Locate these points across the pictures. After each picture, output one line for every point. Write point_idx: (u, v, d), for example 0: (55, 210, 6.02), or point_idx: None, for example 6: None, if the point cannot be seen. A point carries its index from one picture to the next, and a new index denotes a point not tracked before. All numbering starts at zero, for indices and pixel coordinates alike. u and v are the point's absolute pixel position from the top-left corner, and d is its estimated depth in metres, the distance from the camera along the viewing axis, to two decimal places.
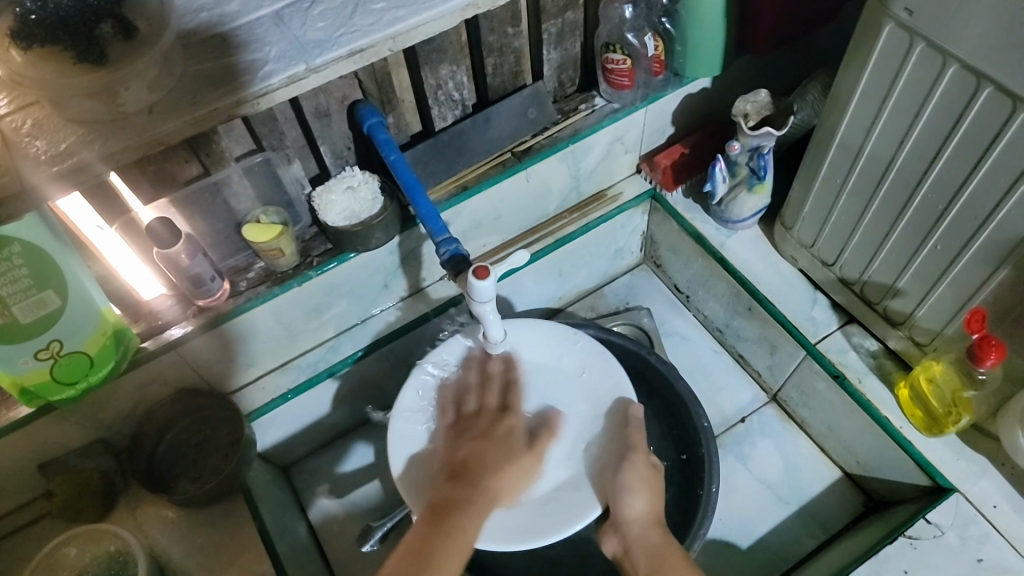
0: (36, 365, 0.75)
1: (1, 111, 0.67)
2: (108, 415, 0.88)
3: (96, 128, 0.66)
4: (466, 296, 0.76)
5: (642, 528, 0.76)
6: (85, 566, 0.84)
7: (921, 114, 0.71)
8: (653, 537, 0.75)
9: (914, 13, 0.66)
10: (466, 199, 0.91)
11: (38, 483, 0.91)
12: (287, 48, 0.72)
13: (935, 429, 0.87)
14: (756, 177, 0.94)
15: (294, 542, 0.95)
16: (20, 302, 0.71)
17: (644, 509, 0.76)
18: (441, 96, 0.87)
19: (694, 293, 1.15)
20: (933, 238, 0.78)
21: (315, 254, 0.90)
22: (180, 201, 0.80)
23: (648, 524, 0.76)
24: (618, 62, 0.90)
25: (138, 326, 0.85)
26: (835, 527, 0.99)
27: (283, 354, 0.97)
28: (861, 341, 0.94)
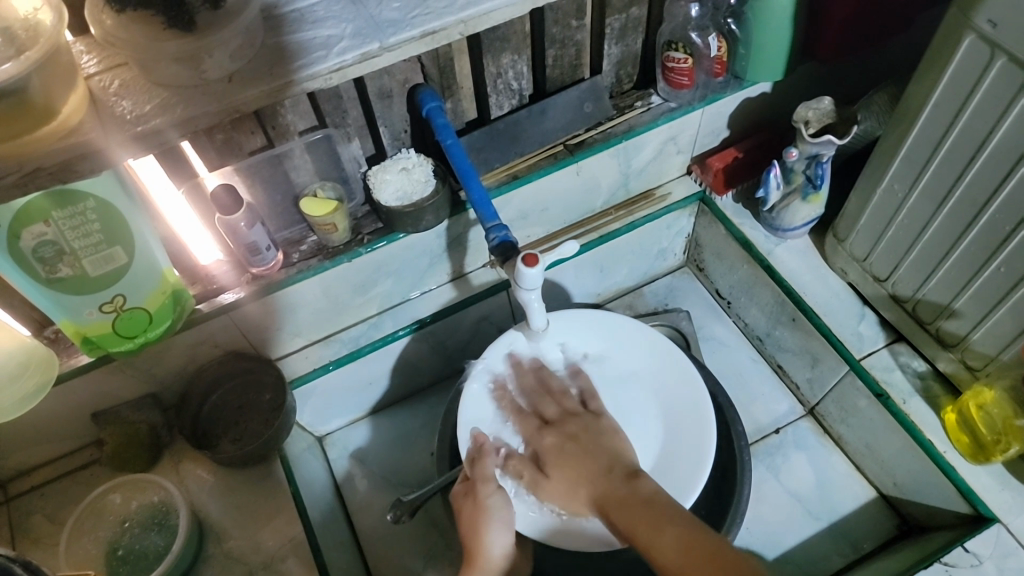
0: (100, 317, 0.79)
1: (90, 71, 0.71)
2: (160, 370, 0.92)
3: (179, 92, 0.69)
4: (512, 282, 0.78)
5: (611, 495, 0.72)
6: (130, 513, 0.89)
7: (995, 130, 0.69)
8: (628, 496, 0.71)
9: (998, 26, 0.64)
10: (516, 188, 0.92)
11: (90, 431, 0.96)
12: (362, 27, 0.74)
13: (982, 457, 0.84)
14: (812, 187, 0.93)
15: (325, 509, 0.97)
16: (90, 256, 0.75)
17: (601, 479, 0.74)
18: (500, 85, 0.89)
19: (736, 300, 1.14)
20: (996, 259, 0.76)
21: (366, 232, 0.92)
22: (244, 170, 0.83)
23: (614, 490, 0.72)
24: (678, 60, 0.90)
25: (194, 288, 0.89)
26: (865, 547, 0.96)
27: (327, 327, 0.99)
28: (909, 361, 0.92)
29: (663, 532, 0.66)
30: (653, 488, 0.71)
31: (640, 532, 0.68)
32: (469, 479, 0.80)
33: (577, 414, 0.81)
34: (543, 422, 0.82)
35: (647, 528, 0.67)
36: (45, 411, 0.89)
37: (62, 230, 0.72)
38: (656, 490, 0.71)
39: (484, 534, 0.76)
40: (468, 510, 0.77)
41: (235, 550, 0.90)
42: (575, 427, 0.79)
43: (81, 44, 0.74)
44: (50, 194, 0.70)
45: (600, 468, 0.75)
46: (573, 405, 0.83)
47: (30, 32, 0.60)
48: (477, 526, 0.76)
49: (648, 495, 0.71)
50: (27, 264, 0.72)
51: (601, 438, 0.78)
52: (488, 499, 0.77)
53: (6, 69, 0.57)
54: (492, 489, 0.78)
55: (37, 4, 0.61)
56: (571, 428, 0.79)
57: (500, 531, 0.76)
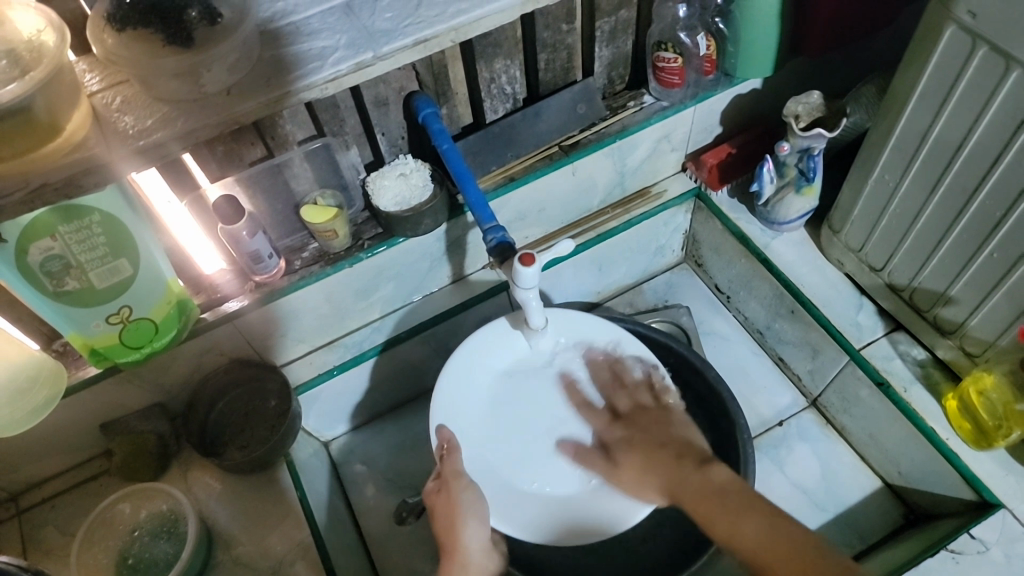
0: (107, 329, 0.81)
1: (93, 88, 0.73)
2: (167, 380, 0.93)
3: (179, 106, 0.71)
4: (510, 281, 0.79)
5: (684, 483, 0.69)
6: (141, 521, 0.90)
7: (982, 117, 0.70)
8: (701, 481, 0.68)
9: (977, 16, 0.65)
10: (513, 190, 0.94)
11: (99, 442, 0.97)
12: (356, 37, 0.76)
13: (985, 442, 0.84)
14: (805, 180, 0.94)
15: (332, 514, 0.98)
16: (96, 269, 0.76)
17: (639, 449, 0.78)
18: (494, 89, 0.90)
19: (736, 295, 1.15)
20: (989, 245, 0.76)
21: (366, 237, 0.93)
22: (245, 180, 0.85)
23: (683, 476, 0.70)
24: (668, 60, 0.91)
25: (199, 297, 0.90)
26: (873, 538, 0.96)
27: (331, 332, 1.00)
28: (908, 350, 0.93)
29: (739, 523, 0.63)
30: (726, 476, 0.67)
31: (718, 522, 0.64)
32: (441, 477, 0.81)
33: (647, 409, 0.81)
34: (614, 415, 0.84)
35: (723, 519, 0.64)
36: (54, 424, 0.90)
37: (68, 244, 0.73)
38: (729, 477, 0.67)
39: (462, 530, 0.76)
40: (442, 507, 0.78)
41: (245, 556, 0.91)
42: (646, 419, 0.79)
43: (84, 63, 0.76)
44: (56, 209, 0.71)
45: (669, 457, 0.73)
46: (647, 399, 0.83)
47: (33, 53, 0.62)
48: (452, 523, 0.77)
49: (722, 480, 0.67)
50: (34, 278, 0.74)
51: (671, 427, 0.77)
52: (461, 494, 0.78)
53: (12, 89, 0.59)
54: (465, 484, 0.79)
55: (40, 27, 0.64)
56: (642, 422, 0.79)
57: (477, 524, 0.77)
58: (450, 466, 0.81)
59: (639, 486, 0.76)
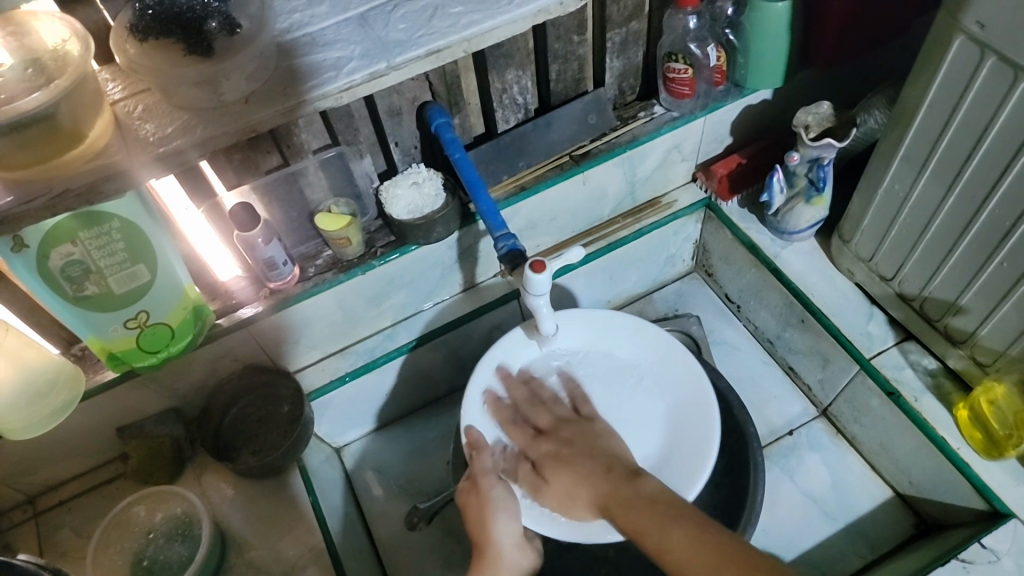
0: (124, 333, 0.82)
1: (115, 97, 0.75)
2: (182, 385, 0.95)
3: (197, 115, 0.73)
4: (521, 289, 0.81)
5: (616, 495, 0.72)
6: (156, 525, 0.91)
7: (991, 126, 0.71)
8: (632, 495, 0.71)
9: (986, 26, 0.66)
10: (524, 199, 0.95)
11: (115, 445, 0.98)
12: (370, 47, 0.77)
13: (995, 453, 0.84)
14: (815, 189, 0.95)
15: (343, 518, 0.99)
16: (115, 274, 0.78)
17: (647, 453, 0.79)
18: (506, 100, 0.92)
19: (746, 304, 1.15)
20: (998, 255, 0.77)
21: (379, 245, 0.94)
22: (260, 188, 0.87)
23: (618, 490, 0.72)
24: (679, 71, 0.92)
25: (215, 303, 0.92)
26: (883, 547, 0.96)
27: (343, 338, 1.01)
28: (919, 359, 0.93)
29: (665, 528, 0.67)
30: (655, 485, 0.72)
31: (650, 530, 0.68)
32: (471, 475, 0.80)
33: (570, 420, 0.82)
34: (537, 430, 0.82)
35: (654, 527, 0.68)
36: (71, 426, 0.91)
37: (88, 250, 0.75)
38: (661, 488, 0.71)
39: (492, 525, 0.76)
40: (473, 504, 0.78)
41: (257, 559, 0.92)
42: (571, 432, 0.80)
43: (107, 73, 0.78)
44: (77, 215, 0.73)
45: (599, 469, 0.75)
46: (565, 411, 0.83)
47: (58, 62, 0.64)
48: (483, 518, 0.76)
49: (653, 494, 0.71)
50: (55, 284, 0.75)
51: (599, 441, 0.79)
52: (490, 491, 0.78)
53: (35, 97, 0.61)
54: (496, 480, 0.79)
55: (65, 36, 0.66)
56: (566, 434, 0.80)
57: (507, 521, 0.77)
58: (482, 463, 0.80)
59: (571, 499, 0.76)
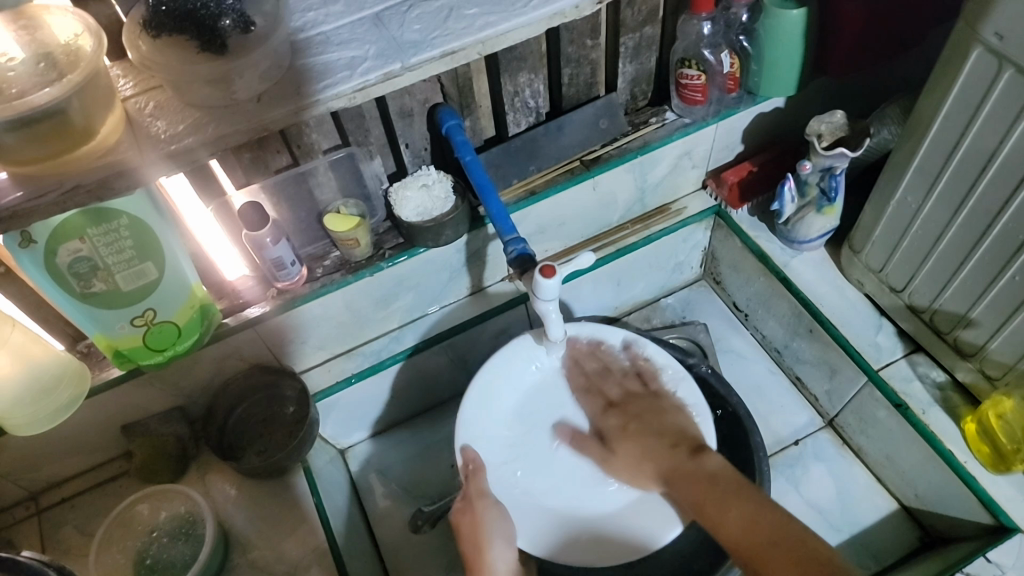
0: (131, 331, 0.82)
1: (127, 93, 0.75)
2: (188, 383, 0.95)
3: (210, 113, 0.72)
4: (530, 294, 0.80)
5: (678, 470, 0.77)
6: (159, 523, 0.91)
7: (1006, 138, 0.70)
8: (693, 471, 0.76)
9: (1004, 38, 0.65)
10: (534, 203, 0.95)
11: (119, 443, 0.98)
12: (385, 48, 0.77)
13: (1002, 467, 0.84)
14: (827, 199, 0.95)
15: (348, 520, 0.99)
16: (122, 272, 0.77)
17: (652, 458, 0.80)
18: (518, 103, 0.91)
19: (754, 312, 1.15)
20: (1011, 268, 0.76)
21: (387, 247, 0.94)
22: (270, 188, 0.86)
23: (681, 464, 0.77)
24: (692, 77, 0.92)
25: (222, 303, 0.91)
26: (887, 559, 0.96)
27: (349, 340, 1.01)
28: (927, 372, 0.92)
29: (724, 518, 0.71)
30: (717, 463, 0.76)
31: (711, 510, 0.72)
32: (466, 496, 0.81)
33: (640, 394, 0.87)
34: (608, 402, 0.87)
35: (715, 505, 0.72)
36: (75, 423, 0.91)
37: (96, 247, 0.74)
38: (722, 464, 0.76)
39: (487, 549, 0.77)
40: (467, 524, 0.79)
41: (260, 560, 0.92)
42: (639, 406, 0.85)
43: (118, 69, 0.77)
44: (86, 212, 0.72)
45: (665, 445, 0.80)
46: (635, 386, 0.88)
47: (70, 57, 0.64)
48: (478, 541, 0.77)
49: (714, 471, 0.75)
50: (62, 279, 0.75)
51: (668, 416, 0.84)
52: (484, 511, 0.79)
53: (48, 92, 0.60)
54: (489, 502, 0.80)
55: (77, 31, 0.65)
56: (635, 408, 0.85)
57: (501, 545, 0.78)
58: (476, 486, 0.81)
59: (637, 470, 0.81)
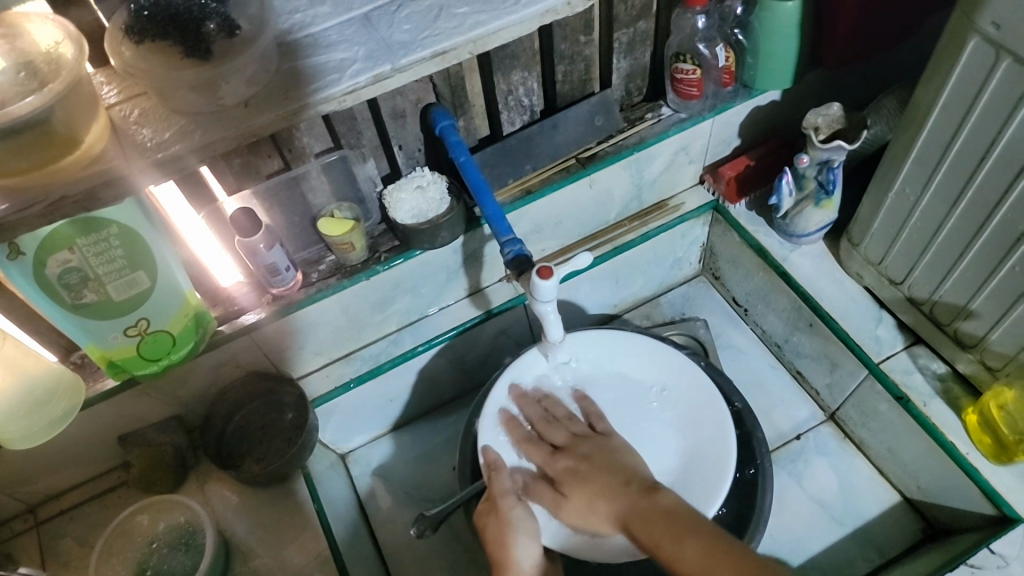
0: (125, 341, 0.81)
1: (112, 101, 0.73)
2: (185, 393, 0.94)
3: (197, 119, 0.71)
4: (529, 295, 0.79)
5: (633, 508, 0.72)
6: (158, 534, 0.90)
7: (1006, 128, 0.69)
8: (647, 510, 0.71)
9: (1002, 27, 0.64)
10: (530, 203, 0.94)
11: (117, 454, 0.97)
12: (374, 49, 0.75)
13: (1004, 457, 0.83)
14: (825, 192, 0.94)
15: (350, 526, 0.98)
16: (113, 282, 0.76)
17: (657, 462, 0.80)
18: (511, 102, 0.90)
19: (753, 307, 1.15)
20: (1010, 259, 0.76)
21: (383, 250, 0.93)
22: (261, 193, 0.85)
23: (636, 504, 0.72)
24: (687, 72, 0.91)
25: (216, 310, 0.90)
26: (891, 552, 0.96)
27: (347, 345, 1.00)
28: (928, 363, 0.92)
29: (679, 547, 0.67)
30: (672, 500, 0.72)
31: (664, 542, 0.68)
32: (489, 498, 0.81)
33: (586, 437, 0.82)
34: (553, 447, 0.83)
35: (669, 538, 0.68)
36: (72, 435, 0.90)
37: (86, 257, 0.73)
38: (675, 502, 0.72)
39: (512, 544, 0.77)
40: (492, 527, 0.78)
41: (262, 568, 0.91)
42: (589, 447, 0.80)
43: (102, 76, 0.76)
44: (75, 222, 0.71)
45: (617, 481, 0.76)
46: (581, 429, 0.84)
47: (52, 65, 0.62)
48: (504, 540, 0.77)
49: (669, 507, 0.71)
50: (52, 291, 0.74)
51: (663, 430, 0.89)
52: (511, 512, 0.79)
53: (31, 101, 0.58)
54: (513, 502, 0.79)
55: (58, 38, 0.64)
56: (584, 451, 0.80)
57: (526, 542, 0.77)
58: (498, 486, 0.81)
59: (590, 510, 0.75)
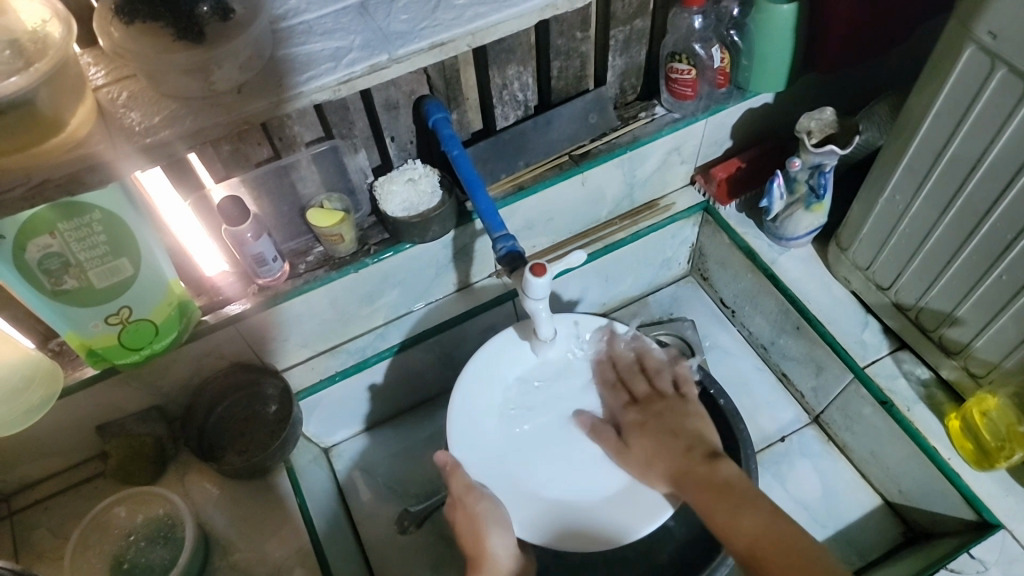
0: (106, 329, 0.79)
1: (98, 83, 0.71)
2: (166, 382, 0.92)
3: (188, 104, 0.69)
4: (521, 292, 0.79)
5: (690, 473, 0.75)
6: (136, 527, 0.89)
7: (997, 138, 0.70)
8: (709, 477, 0.74)
9: (997, 37, 0.65)
10: (522, 198, 0.93)
11: (95, 443, 0.95)
12: (370, 39, 0.74)
13: (986, 463, 0.85)
14: (815, 197, 0.94)
15: (331, 519, 0.97)
16: (96, 268, 0.74)
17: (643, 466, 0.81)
18: (506, 96, 0.89)
19: (741, 309, 1.15)
20: (998, 267, 0.77)
21: (372, 242, 0.92)
22: (250, 181, 0.83)
23: (693, 469, 0.75)
24: (682, 72, 0.91)
25: (200, 300, 0.89)
26: (872, 555, 0.97)
27: (333, 337, 0.99)
28: (912, 369, 0.93)
29: (739, 518, 0.69)
30: (731, 472, 0.74)
31: (721, 519, 0.70)
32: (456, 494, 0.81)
33: (659, 398, 0.86)
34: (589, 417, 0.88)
35: (726, 515, 0.70)
36: (49, 424, 0.88)
37: (68, 242, 0.71)
38: (736, 473, 0.74)
39: (488, 540, 0.78)
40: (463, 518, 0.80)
41: (242, 562, 0.90)
42: (659, 406, 0.84)
43: (90, 56, 0.74)
44: (56, 207, 0.69)
45: (679, 447, 0.79)
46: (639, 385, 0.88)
47: (38, 44, 0.60)
48: (478, 534, 0.78)
49: (730, 478, 0.73)
50: (32, 276, 0.72)
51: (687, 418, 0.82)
52: (477, 505, 0.80)
53: (14, 81, 0.57)
54: (479, 495, 0.80)
55: (45, 16, 0.62)
56: (655, 408, 0.84)
57: (500, 533, 0.79)
58: (459, 483, 0.81)
59: (646, 466, 0.81)
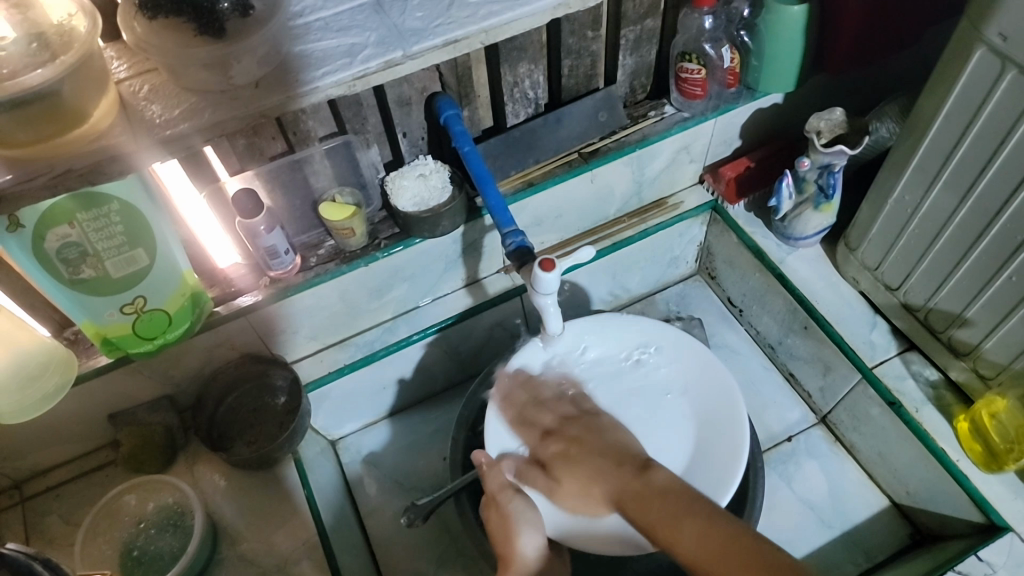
0: (120, 319, 0.80)
1: (121, 76, 0.73)
2: (178, 372, 0.93)
3: (207, 97, 0.71)
4: (530, 288, 0.79)
5: (626, 489, 0.74)
6: (146, 514, 0.90)
7: (1007, 140, 0.70)
8: (643, 489, 0.72)
9: (1009, 39, 0.65)
10: (531, 195, 0.94)
11: (108, 431, 0.96)
12: (386, 35, 0.76)
13: (995, 466, 0.84)
14: (824, 196, 0.95)
15: (338, 510, 0.98)
16: (112, 258, 0.75)
17: (616, 479, 0.75)
18: (517, 94, 0.90)
19: (749, 309, 1.15)
20: (1007, 268, 0.76)
21: (383, 237, 0.93)
22: (265, 174, 0.85)
23: (627, 486, 0.74)
24: (691, 71, 0.91)
25: (213, 291, 0.90)
26: (878, 556, 0.96)
27: (343, 330, 1.00)
28: (920, 370, 0.93)
29: (678, 532, 0.67)
30: (666, 478, 0.73)
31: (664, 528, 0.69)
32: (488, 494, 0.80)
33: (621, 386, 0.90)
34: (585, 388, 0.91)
35: (665, 526, 0.69)
36: (63, 411, 0.89)
37: (86, 232, 0.72)
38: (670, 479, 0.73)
39: (517, 540, 0.75)
40: (496, 520, 0.78)
41: (250, 552, 0.91)
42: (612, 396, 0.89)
43: (112, 50, 0.75)
44: (76, 196, 0.70)
45: (608, 464, 0.77)
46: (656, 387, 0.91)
47: (64, 37, 0.61)
48: (507, 534, 0.76)
49: (663, 485, 0.72)
50: (51, 265, 0.73)
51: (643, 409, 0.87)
52: (510, 504, 0.77)
53: (41, 73, 0.58)
54: (512, 494, 0.78)
55: (71, 11, 0.63)
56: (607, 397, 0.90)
57: (531, 533, 0.76)
58: (494, 482, 0.79)
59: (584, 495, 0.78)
